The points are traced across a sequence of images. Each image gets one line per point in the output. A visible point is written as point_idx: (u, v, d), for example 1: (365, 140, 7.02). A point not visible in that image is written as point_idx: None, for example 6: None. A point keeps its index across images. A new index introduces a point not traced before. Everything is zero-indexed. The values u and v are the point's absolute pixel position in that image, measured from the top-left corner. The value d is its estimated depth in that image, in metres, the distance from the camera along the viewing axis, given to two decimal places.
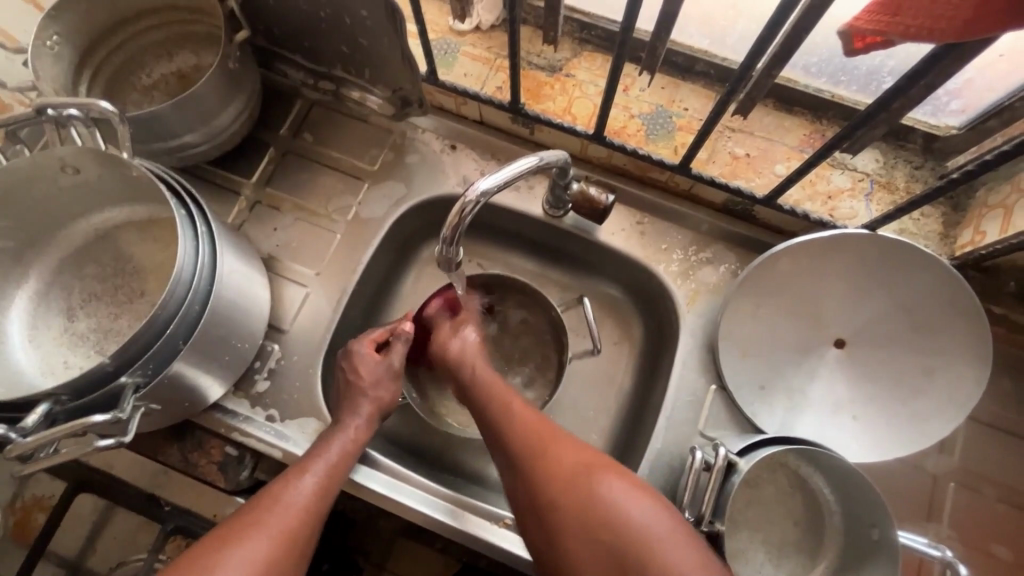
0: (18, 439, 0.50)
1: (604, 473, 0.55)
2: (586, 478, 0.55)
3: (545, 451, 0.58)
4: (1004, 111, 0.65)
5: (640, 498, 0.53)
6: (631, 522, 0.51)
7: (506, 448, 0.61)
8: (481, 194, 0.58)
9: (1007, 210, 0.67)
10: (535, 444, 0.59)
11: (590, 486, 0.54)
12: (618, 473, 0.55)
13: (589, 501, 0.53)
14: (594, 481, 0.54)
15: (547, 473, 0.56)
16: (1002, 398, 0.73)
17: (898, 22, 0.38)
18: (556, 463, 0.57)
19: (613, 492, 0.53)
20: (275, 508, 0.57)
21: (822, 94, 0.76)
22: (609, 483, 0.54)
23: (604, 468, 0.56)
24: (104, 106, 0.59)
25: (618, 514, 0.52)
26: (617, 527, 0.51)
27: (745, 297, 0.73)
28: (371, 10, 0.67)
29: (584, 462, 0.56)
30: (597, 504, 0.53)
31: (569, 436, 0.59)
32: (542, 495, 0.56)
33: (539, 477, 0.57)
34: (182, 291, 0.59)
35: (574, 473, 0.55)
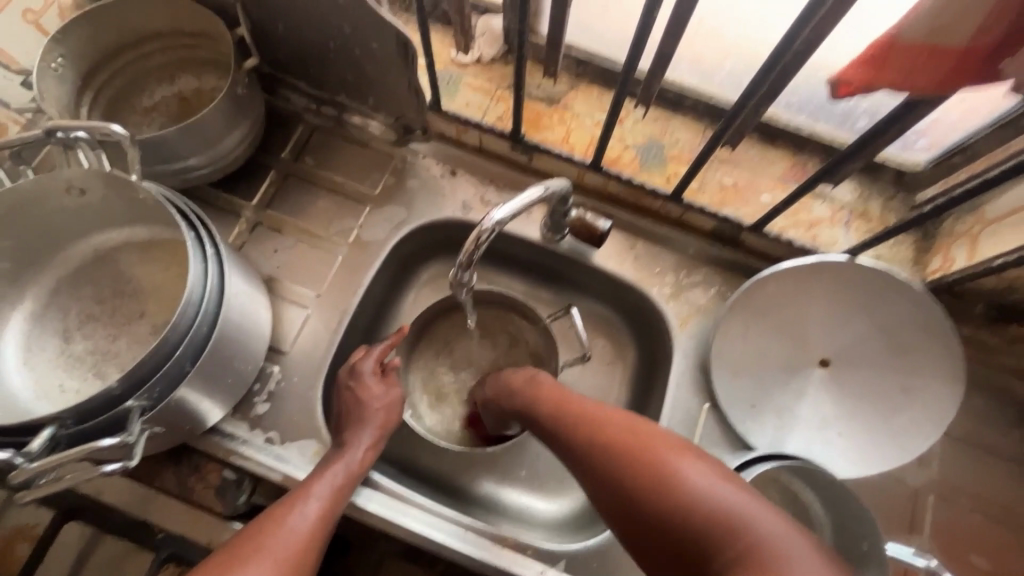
0: (23, 464, 0.50)
1: (658, 440, 0.53)
2: (656, 450, 0.52)
3: (595, 421, 0.59)
4: (967, 149, 0.71)
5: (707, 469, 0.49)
6: (693, 487, 0.48)
7: (574, 439, 0.59)
8: (496, 223, 0.61)
9: (973, 239, 0.73)
10: (590, 417, 0.60)
11: (642, 445, 0.53)
12: (678, 445, 0.52)
13: (643, 461, 0.51)
14: (650, 440, 0.53)
15: (595, 437, 0.57)
16: (972, 414, 0.78)
17: (884, 76, 0.42)
18: (606, 432, 0.57)
19: (690, 469, 0.49)
20: (281, 532, 0.57)
21: (803, 130, 0.81)
22: (661, 443, 0.52)
23: (661, 434, 0.54)
24: (116, 130, 0.59)
25: (676, 476, 0.49)
26: (673, 490, 0.48)
27: (735, 318, 0.77)
28: (382, 42, 0.69)
29: (636, 427, 0.55)
30: (651, 465, 0.51)
31: (632, 418, 0.57)
32: (609, 470, 0.54)
33: (591, 443, 0.57)
34: (191, 314, 0.60)
35: (638, 444, 0.53)
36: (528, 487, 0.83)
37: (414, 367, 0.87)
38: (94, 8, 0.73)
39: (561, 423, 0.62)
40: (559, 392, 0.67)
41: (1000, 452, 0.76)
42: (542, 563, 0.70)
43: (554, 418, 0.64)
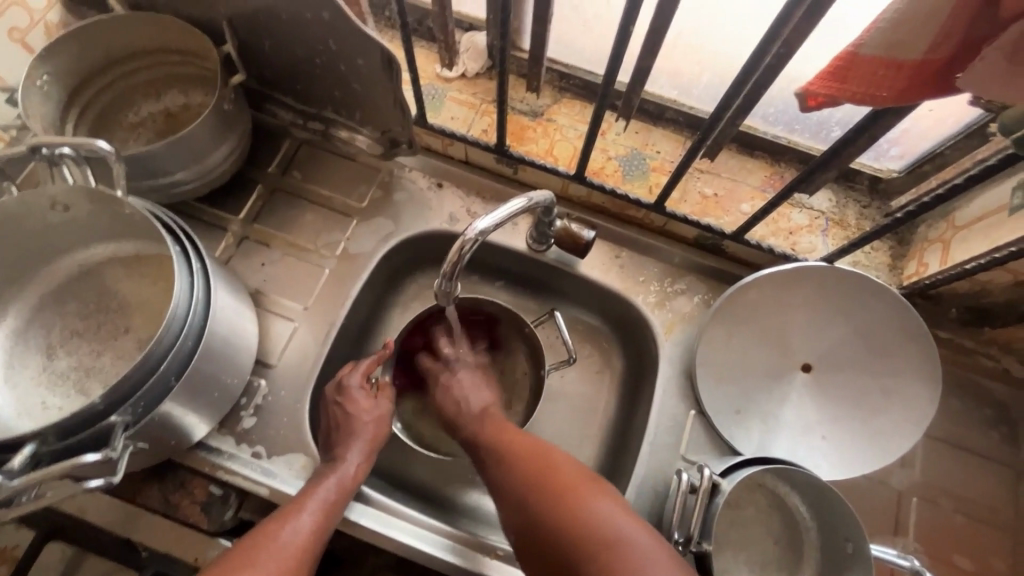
0: (3, 482, 0.49)
1: (586, 484, 0.60)
2: (580, 488, 0.59)
3: (534, 459, 0.64)
4: (937, 157, 0.74)
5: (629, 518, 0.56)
6: (611, 527, 0.55)
7: (504, 464, 0.65)
8: (480, 233, 0.62)
9: (945, 244, 0.75)
10: (529, 452, 0.65)
11: (575, 486, 0.59)
12: (609, 489, 0.60)
13: (574, 497, 0.58)
14: (583, 484, 0.60)
15: (529, 474, 0.62)
16: (952, 415, 0.79)
17: (847, 89, 0.43)
18: (540, 470, 0.62)
19: (606, 508, 0.57)
20: (274, 546, 0.57)
21: (779, 140, 0.83)
22: (591, 488, 0.59)
23: (595, 478, 0.61)
24: (101, 146, 0.60)
25: (597, 514, 0.56)
26: (592, 529, 0.55)
27: (718, 325, 0.78)
28: (367, 59, 0.71)
29: (571, 470, 0.61)
30: (577, 506, 0.57)
31: (560, 455, 0.64)
32: (531, 497, 0.60)
33: (525, 475, 0.62)
34: (176, 328, 0.59)
35: (563, 478, 0.60)
36: None
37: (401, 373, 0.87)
38: (81, 26, 0.73)
39: (493, 444, 0.69)
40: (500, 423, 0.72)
41: (980, 453, 0.78)
42: None
43: (494, 446, 0.68)
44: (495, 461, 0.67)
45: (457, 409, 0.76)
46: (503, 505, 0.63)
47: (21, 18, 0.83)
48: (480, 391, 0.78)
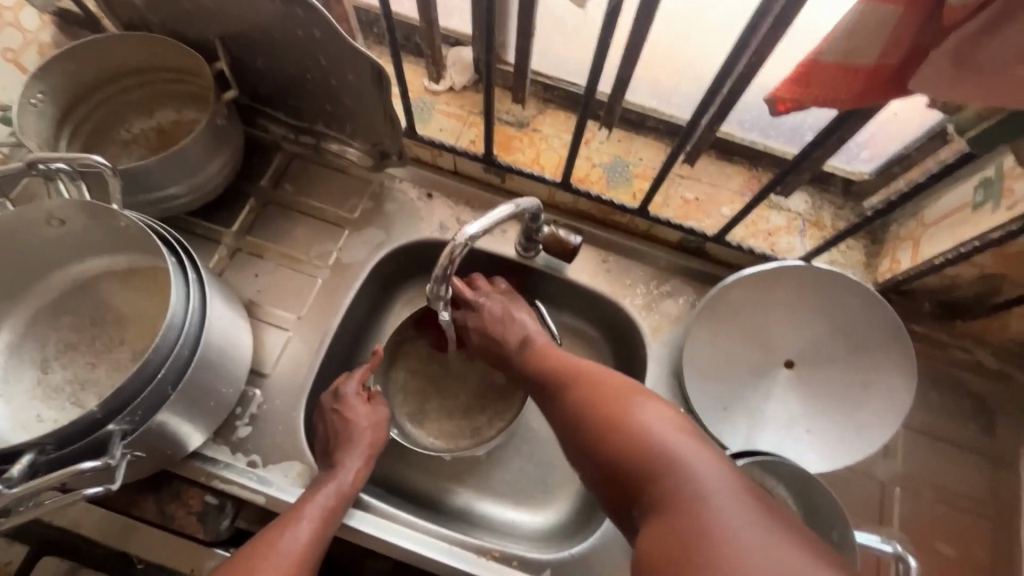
0: (3, 490, 0.50)
1: (641, 401, 0.57)
2: (622, 395, 0.59)
3: (592, 389, 0.62)
4: (904, 159, 0.77)
5: (690, 435, 0.52)
6: (644, 427, 0.54)
7: (556, 386, 0.67)
8: (469, 237, 0.65)
9: (916, 241, 0.79)
10: (588, 384, 0.63)
11: (619, 395, 0.59)
12: (649, 394, 0.58)
13: (614, 404, 0.58)
14: (626, 392, 0.59)
15: (587, 404, 0.60)
16: (930, 406, 0.82)
17: (810, 93, 0.47)
18: (598, 398, 0.60)
19: (646, 411, 0.55)
20: (274, 555, 0.59)
21: (755, 146, 0.87)
22: (645, 406, 0.56)
23: (637, 387, 0.60)
24: (97, 160, 0.61)
25: (632, 417, 0.55)
26: (629, 429, 0.54)
27: (704, 324, 0.80)
28: (358, 74, 0.73)
29: (629, 391, 0.59)
30: (624, 417, 0.56)
31: (612, 371, 0.64)
32: (576, 410, 0.61)
33: (574, 394, 0.63)
34: (173, 337, 0.60)
35: (608, 391, 0.60)
36: (515, 500, 0.84)
37: (392, 379, 0.89)
38: (74, 47, 0.75)
39: (546, 375, 0.70)
40: (558, 363, 0.70)
41: (957, 443, 0.81)
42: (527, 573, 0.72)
43: (559, 383, 0.67)
44: (558, 397, 0.65)
45: (501, 348, 0.79)
46: (558, 425, 0.63)
47: (15, 38, 0.84)
48: (519, 321, 0.79)
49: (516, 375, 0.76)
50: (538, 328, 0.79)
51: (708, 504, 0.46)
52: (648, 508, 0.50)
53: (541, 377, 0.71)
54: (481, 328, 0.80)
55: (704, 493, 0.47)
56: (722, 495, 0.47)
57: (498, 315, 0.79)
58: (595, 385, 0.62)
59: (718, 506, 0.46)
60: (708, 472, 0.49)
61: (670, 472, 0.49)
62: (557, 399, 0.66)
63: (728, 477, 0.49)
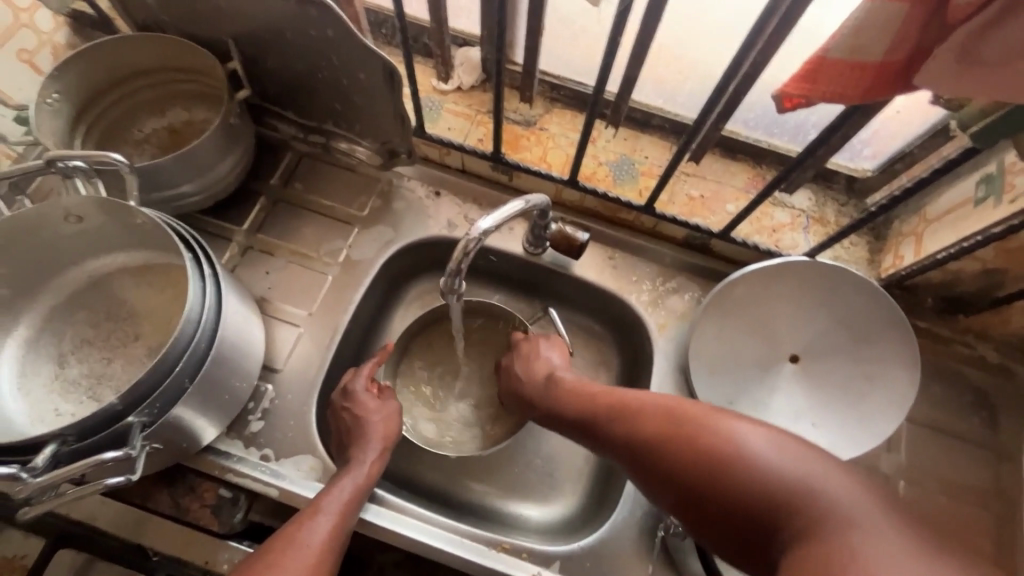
0: (28, 480, 0.51)
1: (728, 421, 0.55)
2: (707, 422, 0.56)
3: (668, 421, 0.59)
4: (906, 156, 0.79)
5: (795, 448, 0.51)
6: (749, 451, 0.52)
7: (620, 422, 0.64)
8: (482, 232, 0.66)
9: (918, 237, 0.80)
10: (659, 416, 0.61)
11: (702, 423, 0.56)
12: (731, 414, 0.56)
13: (703, 434, 0.55)
14: (707, 418, 0.57)
15: (671, 436, 0.58)
16: (933, 400, 0.83)
17: (818, 89, 0.48)
18: (681, 430, 0.57)
19: (740, 433, 0.54)
20: (296, 547, 0.59)
21: (759, 144, 0.88)
22: (738, 426, 0.54)
23: (715, 410, 0.58)
24: (115, 158, 0.62)
25: (730, 442, 0.53)
26: (732, 457, 0.52)
27: (710, 320, 0.81)
28: (370, 73, 0.74)
29: (708, 414, 0.57)
30: (720, 446, 0.53)
31: (676, 399, 0.62)
32: (658, 448, 0.58)
33: (648, 429, 0.61)
34: (190, 331, 0.62)
35: (685, 421, 0.58)
36: (523, 495, 0.85)
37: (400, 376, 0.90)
38: (89, 47, 0.76)
39: (599, 411, 0.68)
40: (614, 392, 0.68)
41: (960, 436, 0.82)
42: (537, 565, 0.72)
43: (622, 415, 0.64)
44: (627, 431, 0.63)
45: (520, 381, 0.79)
46: (637, 467, 0.60)
47: (30, 39, 0.85)
48: (543, 357, 0.80)
49: (538, 412, 0.76)
50: (565, 367, 0.79)
51: (856, 523, 0.45)
52: (789, 538, 0.47)
53: (588, 412, 0.69)
54: (507, 365, 0.82)
55: (844, 510, 0.46)
56: (861, 505, 0.46)
57: (523, 353, 0.81)
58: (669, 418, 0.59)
59: (867, 518, 0.45)
60: (836, 487, 0.48)
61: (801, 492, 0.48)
62: (626, 433, 0.63)
63: (855, 484, 0.48)
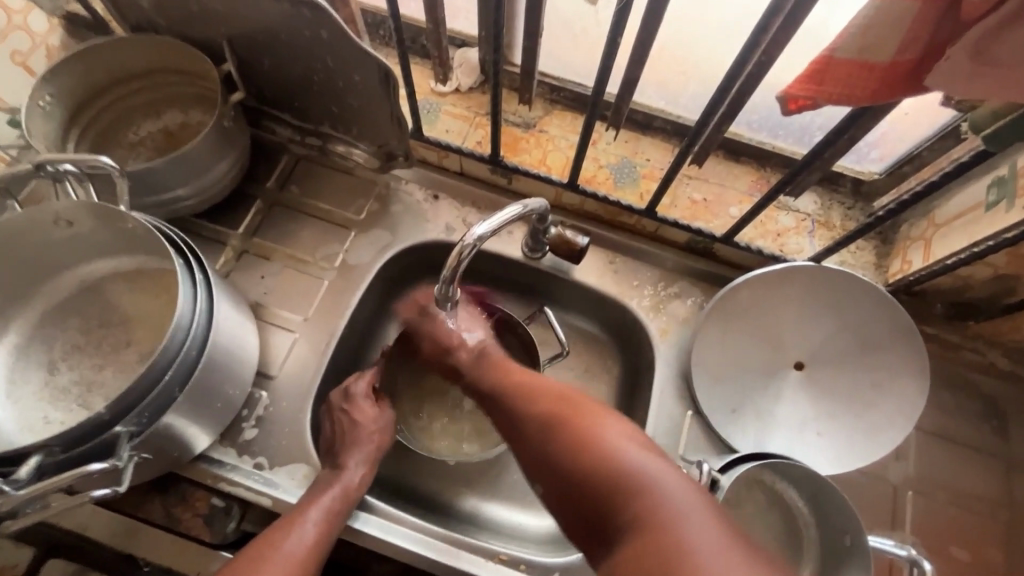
0: (12, 492, 0.50)
1: (605, 420, 0.53)
2: (578, 411, 0.55)
3: (551, 404, 0.57)
4: (915, 158, 0.77)
5: (650, 449, 0.50)
6: (605, 446, 0.50)
7: (506, 400, 0.62)
8: (478, 237, 0.64)
9: (927, 241, 0.78)
10: (547, 399, 0.58)
11: (575, 411, 0.55)
12: (604, 409, 0.54)
13: (571, 422, 0.54)
14: (581, 408, 0.55)
15: (545, 418, 0.56)
16: (942, 409, 0.81)
17: (823, 91, 0.46)
18: (559, 416, 0.55)
19: (604, 429, 0.52)
20: (277, 555, 0.59)
21: (764, 146, 0.86)
22: (605, 422, 0.52)
23: (592, 402, 0.56)
24: (105, 162, 0.61)
25: (591, 435, 0.51)
26: (588, 447, 0.51)
27: (712, 325, 0.80)
28: (364, 74, 0.73)
29: (593, 408, 0.55)
30: (582, 436, 0.52)
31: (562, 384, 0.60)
32: (531, 427, 0.57)
33: (525, 407, 0.59)
34: (180, 338, 0.60)
35: (560, 407, 0.56)
36: (521, 503, 0.83)
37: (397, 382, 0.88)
38: (83, 49, 0.75)
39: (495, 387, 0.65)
40: (517, 372, 0.65)
41: (970, 445, 0.80)
42: None
43: (511, 397, 0.61)
44: (512, 407, 0.61)
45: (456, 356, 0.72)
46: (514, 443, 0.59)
47: (23, 41, 0.83)
48: (480, 334, 0.74)
49: (463, 383, 0.71)
50: (490, 338, 0.73)
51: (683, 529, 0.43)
52: (620, 536, 0.46)
53: (490, 388, 0.65)
54: (431, 341, 0.74)
55: (676, 512, 0.44)
56: (703, 521, 0.44)
57: (445, 327, 0.74)
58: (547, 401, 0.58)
59: (697, 521, 0.44)
60: (677, 490, 0.46)
61: (641, 496, 0.46)
62: (513, 412, 0.60)
63: (700, 491, 0.46)
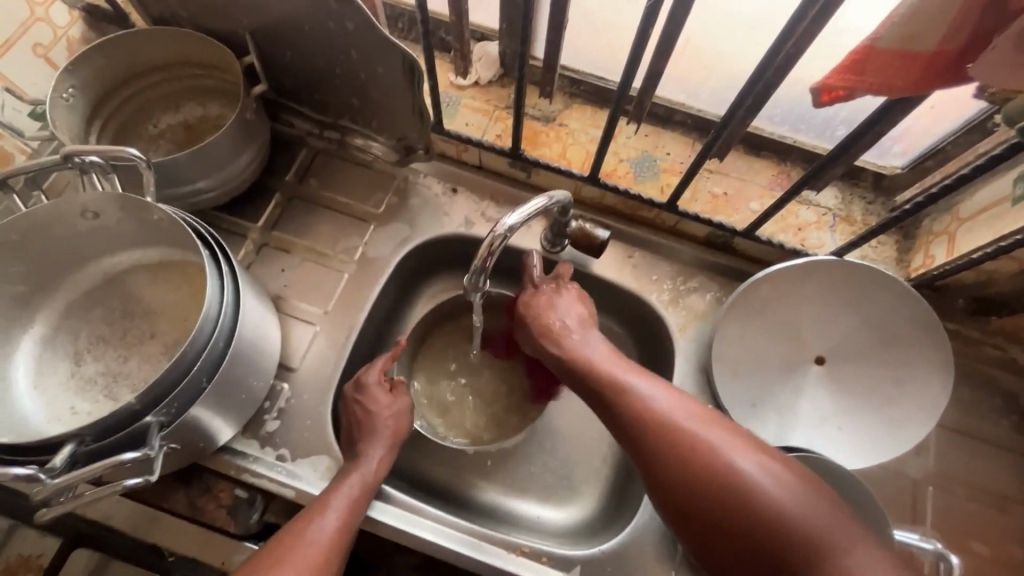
0: (46, 480, 0.50)
1: (757, 458, 0.53)
2: (725, 449, 0.54)
3: (696, 434, 0.56)
4: (939, 152, 0.76)
5: (809, 492, 0.51)
6: (767, 493, 0.51)
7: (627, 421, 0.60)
8: (508, 228, 0.65)
9: (950, 236, 0.78)
10: (684, 425, 0.57)
11: (719, 447, 0.54)
12: (751, 447, 0.54)
13: (721, 462, 0.53)
14: (725, 442, 0.55)
15: (687, 453, 0.54)
16: (963, 404, 0.81)
17: (863, 81, 0.47)
18: (715, 455, 0.54)
19: (759, 471, 0.52)
20: (301, 544, 0.59)
21: (785, 140, 0.86)
22: (759, 465, 0.53)
23: (735, 437, 0.55)
24: (132, 153, 0.61)
25: (750, 481, 0.51)
26: (748, 493, 0.51)
27: (733, 320, 0.80)
28: (389, 67, 0.73)
29: (737, 444, 0.54)
30: (739, 479, 0.52)
31: (694, 410, 0.58)
32: (668, 459, 0.55)
33: (657, 436, 0.57)
34: (208, 329, 0.60)
35: (700, 441, 0.55)
36: (540, 497, 0.84)
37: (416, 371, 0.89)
38: (106, 40, 0.75)
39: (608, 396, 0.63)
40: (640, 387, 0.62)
41: (990, 441, 0.79)
42: (557, 570, 0.71)
43: (631, 413, 0.59)
44: (636, 426, 0.59)
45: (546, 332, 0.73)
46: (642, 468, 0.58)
47: (46, 33, 0.84)
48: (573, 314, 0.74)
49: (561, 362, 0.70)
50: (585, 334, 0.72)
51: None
52: None
53: (605, 392, 0.63)
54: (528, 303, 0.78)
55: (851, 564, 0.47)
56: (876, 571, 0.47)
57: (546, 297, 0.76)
58: (682, 431, 0.56)
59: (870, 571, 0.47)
60: (847, 540, 0.48)
61: (834, 557, 0.48)
62: (649, 438, 0.57)
63: (860, 538, 0.49)
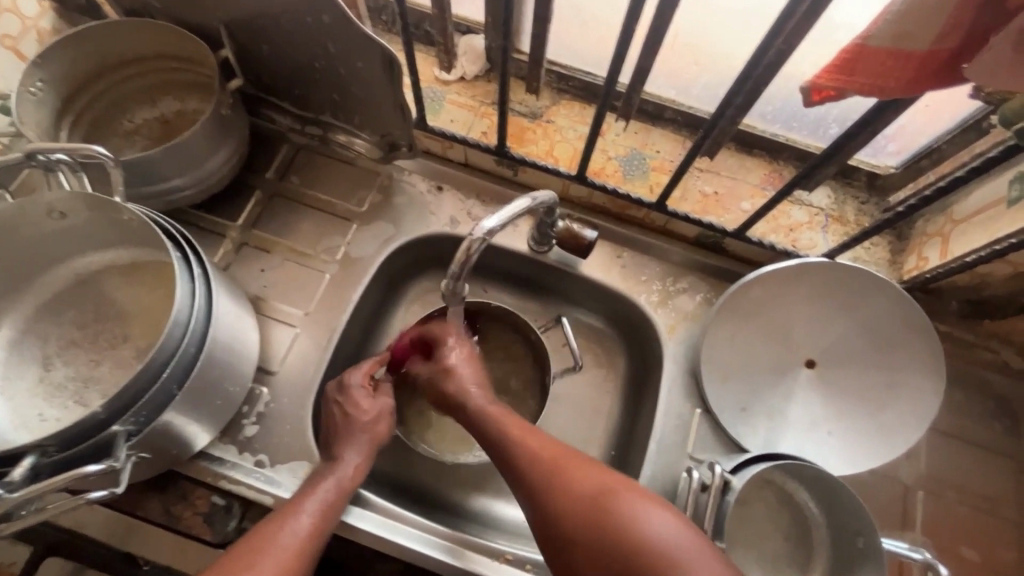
0: (4, 495, 0.49)
1: (640, 500, 0.52)
2: (607, 493, 0.53)
3: (580, 482, 0.55)
4: (934, 152, 0.75)
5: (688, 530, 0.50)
6: (647, 532, 0.49)
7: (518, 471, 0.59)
8: (486, 232, 0.62)
9: (944, 238, 0.76)
10: (568, 473, 0.56)
11: (601, 491, 0.53)
12: (637, 488, 0.53)
13: (601, 505, 0.52)
14: (607, 486, 0.54)
15: (570, 501, 0.54)
16: (955, 407, 0.80)
17: (854, 81, 0.45)
18: (595, 498, 0.53)
19: (642, 511, 0.51)
20: (271, 549, 0.57)
21: (777, 138, 0.84)
22: (641, 505, 0.51)
23: (622, 481, 0.55)
24: (98, 151, 0.58)
25: (630, 521, 0.50)
26: (628, 533, 0.49)
27: (722, 322, 0.78)
28: (368, 62, 0.70)
29: (620, 487, 0.54)
30: (619, 521, 0.50)
31: (582, 457, 0.58)
32: (553, 508, 0.55)
33: (543, 483, 0.56)
34: (178, 335, 0.58)
35: (583, 487, 0.54)
36: None
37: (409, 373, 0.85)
38: (75, 33, 0.72)
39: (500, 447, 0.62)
40: (528, 435, 0.61)
41: (981, 445, 0.78)
42: None
43: (520, 463, 0.59)
44: (524, 476, 0.58)
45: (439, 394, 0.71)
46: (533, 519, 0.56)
47: (14, 25, 0.81)
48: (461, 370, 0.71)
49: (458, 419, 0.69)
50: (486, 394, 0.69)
51: None
52: None
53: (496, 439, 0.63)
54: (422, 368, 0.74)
55: None
56: None
57: (438, 365, 0.72)
58: (566, 479, 0.56)
59: None
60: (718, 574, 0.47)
61: None
62: (535, 487, 0.57)
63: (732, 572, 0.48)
